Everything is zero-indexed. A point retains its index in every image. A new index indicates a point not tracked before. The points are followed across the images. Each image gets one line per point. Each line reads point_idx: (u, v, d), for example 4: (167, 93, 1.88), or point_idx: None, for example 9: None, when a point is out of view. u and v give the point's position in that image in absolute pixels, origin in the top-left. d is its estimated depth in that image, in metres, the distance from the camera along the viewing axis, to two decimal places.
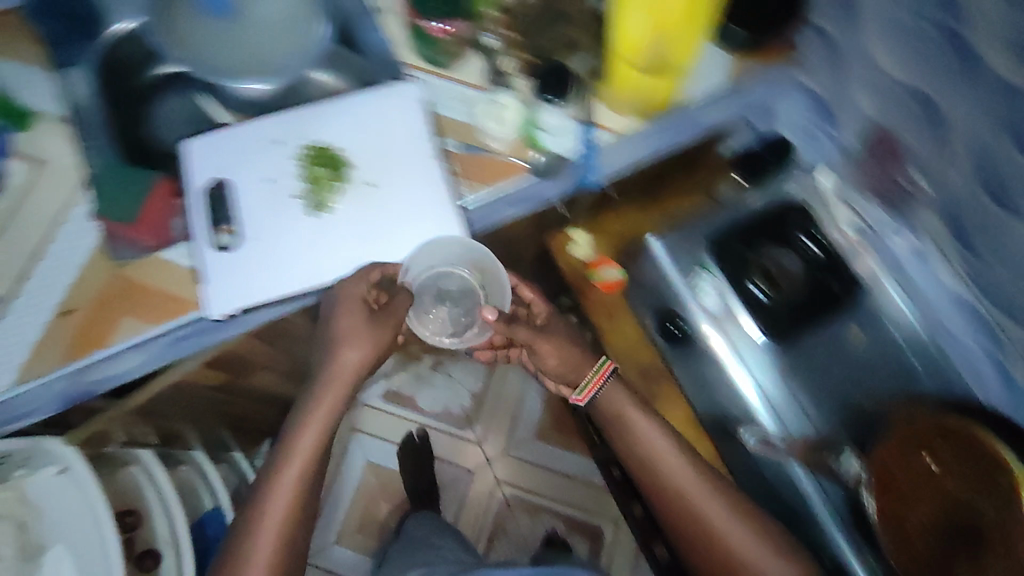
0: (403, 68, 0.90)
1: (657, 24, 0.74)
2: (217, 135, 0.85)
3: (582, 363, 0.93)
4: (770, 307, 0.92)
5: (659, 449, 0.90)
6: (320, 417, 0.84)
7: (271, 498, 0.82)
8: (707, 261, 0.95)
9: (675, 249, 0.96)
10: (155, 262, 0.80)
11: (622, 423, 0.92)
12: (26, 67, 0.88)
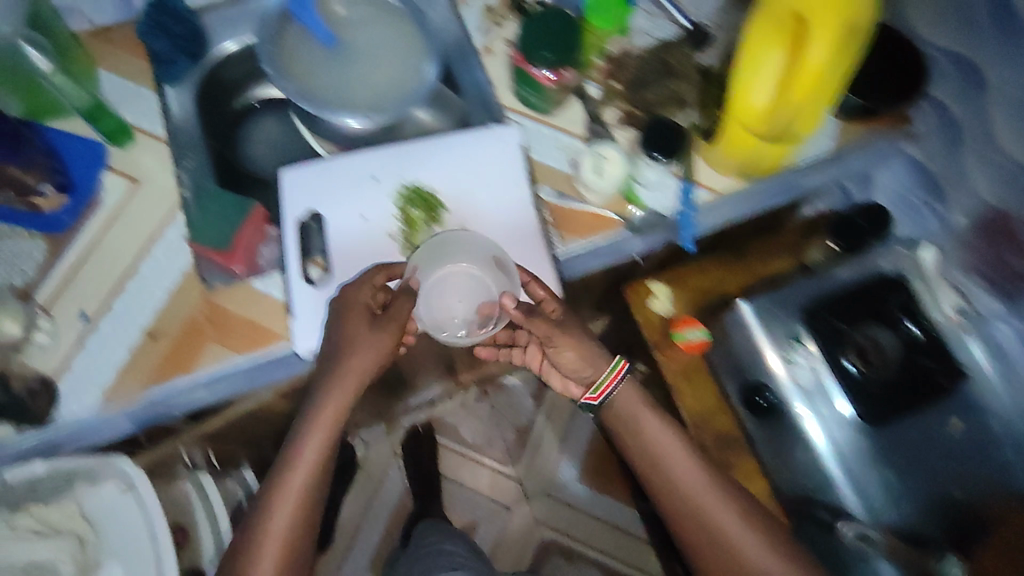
0: (502, 110, 0.89)
1: (791, 93, 0.72)
2: (311, 167, 0.84)
3: (596, 362, 0.84)
4: (865, 384, 0.88)
5: (666, 453, 0.83)
6: (326, 418, 0.74)
7: (278, 501, 0.73)
8: (800, 332, 0.92)
9: (764, 315, 0.92)
10: (245, 291, 0.79)
11: (631, 423, 0.86)
12: (125, 80, 0.87)
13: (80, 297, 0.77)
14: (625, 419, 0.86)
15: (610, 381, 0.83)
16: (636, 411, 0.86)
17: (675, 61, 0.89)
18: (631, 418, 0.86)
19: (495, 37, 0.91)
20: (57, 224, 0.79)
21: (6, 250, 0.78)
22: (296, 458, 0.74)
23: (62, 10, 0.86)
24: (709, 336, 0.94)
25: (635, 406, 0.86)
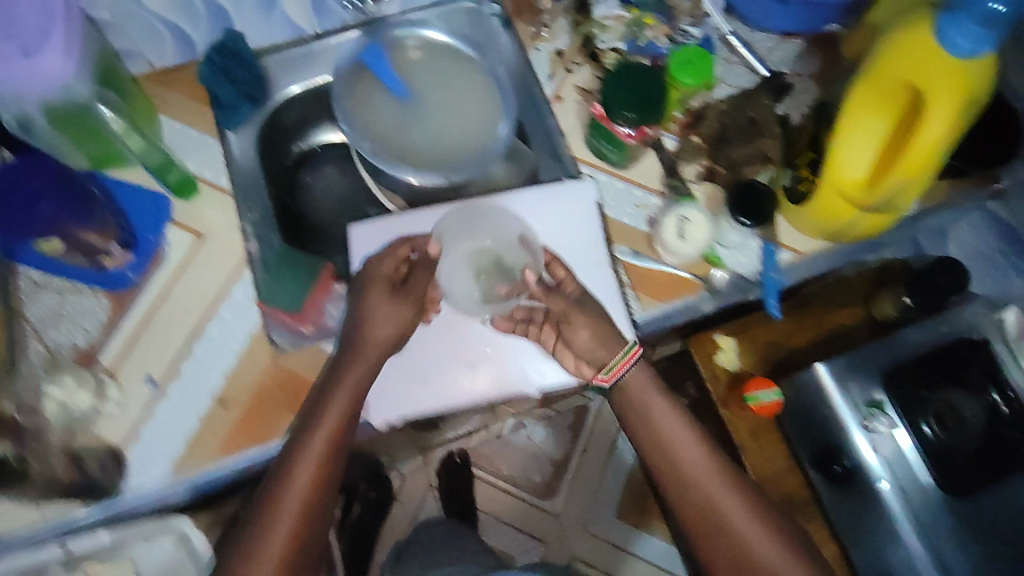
0: (576, 164, 0.86)
1: (905, 170, 0.68)
2: (381, 223, 0.82)
3: (611, 342, 0.76)
4: (946, 453, 0.86)
5: (679, 441, 0.76)
6: (341, 402, 0.71)
7: (285, 492, 0.69)
8: (879, 396, 0.89)
9: (843, 378, 0.90)
10: (317, 356, 0.77)
11: (642, 409, 0.78)
12: (188, 129, 0.84)
13: (146, 359, 0.75)
14: (635, 403, 0.79)
15: (624, 362, 0.76)
16: (648, 395, 0.79)
17: (759, 115, 0.85)
18: (641, 406, 0.79)
19: (566, 84, 0.89)
20: (121, 281, 0.77)
21: (71, 309, 0.76)
22: (305, 446, 0.70)
23: (122, 54, 0.83)
24: (782, 398, 0.91)
25: (646, 390, 0.79)
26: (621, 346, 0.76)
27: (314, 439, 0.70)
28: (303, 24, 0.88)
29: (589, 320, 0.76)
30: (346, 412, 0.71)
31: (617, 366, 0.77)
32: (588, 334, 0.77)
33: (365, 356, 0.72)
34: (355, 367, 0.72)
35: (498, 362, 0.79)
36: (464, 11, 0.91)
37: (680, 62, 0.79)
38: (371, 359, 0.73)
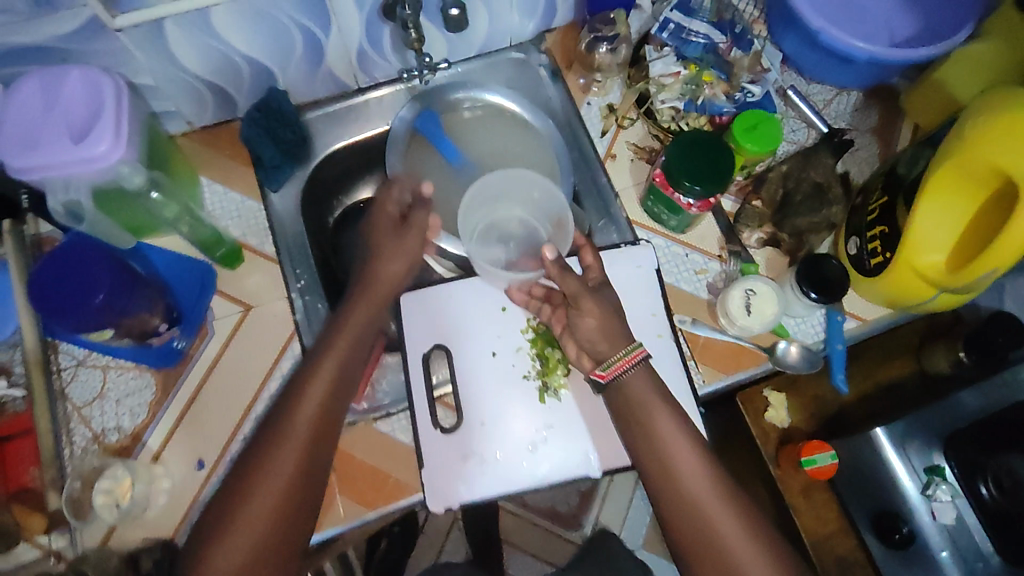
0: (632, 226, 0.83)
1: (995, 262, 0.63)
2: (432, 293, 0.78)
3: (616, 338, 0.68)
4: (1003, 512, 0.86)
5: (686, 457, 0.65)
6: (305, 419, 0.63)
7: (239, 524, 0.58)
8: (938, 462, 0.89)
9: (902, 441, 0.89)
10: (370, 435, 0.75)
11: (643, 423, 0.67)
12: (230, 193, 0.82)
13: (196, 441, 0.73)
14: (631, 414, 0.68)
15: (624, 363, 0.67)
16: (650, 403, 0.67)
17: (822, 178, 0.80)
18: (641, 418, 0.67)
19: (619, 141, 0.85)
20: (167, 359, 0.75)
21: (115, 389, 0.74)
22: (263, 469, 0.60)
23: (162, 115, 0.80)
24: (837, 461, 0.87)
25: (648, 396, 0.67)
26: (627, 343, 0.68)
27: (276, 461, 0.60)
28: (347, 78, 0.85)
29: (601, 309, 0.68)
30: (314, 432, 0.63)
31: (616, 365, 0.67)
32: (597, 324, 0.68)
33: (329, 374, 0.66)
34: (321, 384, 0.65)
35: (557, 446, 0.73)
36: (511, 62, 0.89)
37: (746, 126, 0.76)
38: (332, 376, 0.66)
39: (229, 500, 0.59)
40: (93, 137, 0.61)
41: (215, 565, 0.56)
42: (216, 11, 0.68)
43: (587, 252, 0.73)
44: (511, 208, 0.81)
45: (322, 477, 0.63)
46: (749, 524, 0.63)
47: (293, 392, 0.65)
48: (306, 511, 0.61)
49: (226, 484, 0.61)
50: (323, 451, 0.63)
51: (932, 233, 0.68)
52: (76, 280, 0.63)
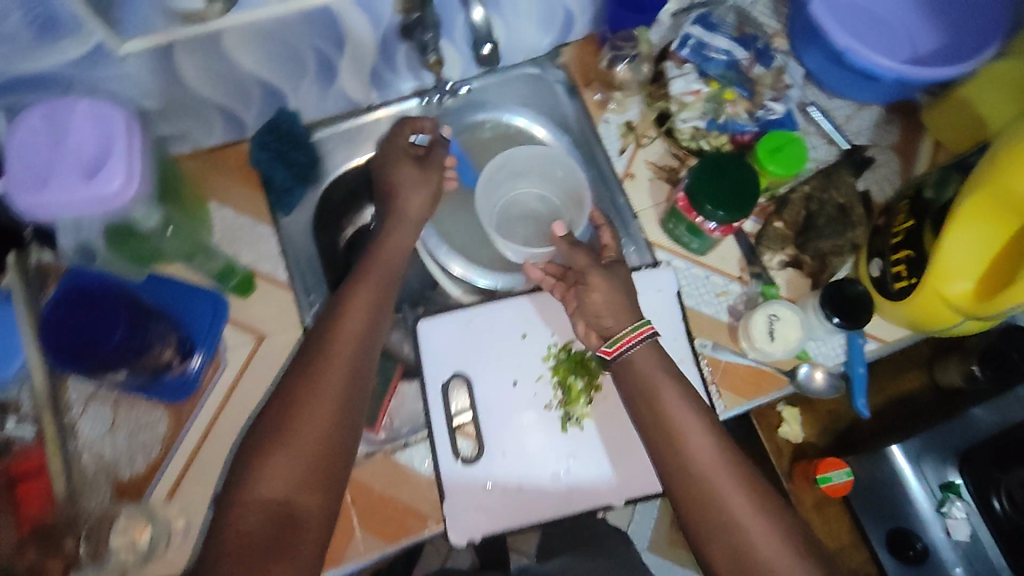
0: (650, 248, 0.82)
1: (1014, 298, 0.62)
2: (451, 317, 0.77)
3: (623, 313, 0.68)
4: (1017, 526, 0.83)
5: (691, 429, 0.63)
6: (334, 377, 0.62)
7: (270, 469, 0.58)
8: (954, 479, 0.87)
9: (916, 457, 0.88)
10: (390, 469, 0.73)
11: (649, 397, 0.66)
12: (241, 219, 0.79)
13: (211, 475, 0.72)
14: (639, 387, 0.66)
15: (631, 339, 0.67)
16: (655, 378, 0.66)
17: (843, 199, 0.80)
18: (648, 389, 0.66)
19: (637, 161, 0.83)
20: (180, 393, 0.73)
21: (127, 424, 0.73)
22: (294, 421, 0.60)
23: (170, 138, 0.77)
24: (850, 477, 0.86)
25: (654, 370, 0.66)
26: (634, 318, 0.68)
27: (306, 413, 0.60)
28: (359, 97, 0.83)
29: (608, 283, 0.70)
30: (343, 389, 0.62)
31: (623, 340, 0.67)
32: (603, 298, 0.69)
33: (352, 341, 0.65)
34: (345, 347, 0.64)
35: (581, 477, 0.73)
36: (526, 78, 0.88)
37: (770, 148, 0.75)
38: (356, 343, 0.65)
39: (259, 449, 0.59)
40: (105, 174, 0.59)
41: (244, 508, 0.56)
42: (229, 32, 0.66)
43: (606, 232, 0.76)
44: (530, 187, 0.87)
45: (350, 433, 0.62)
46: (755, 496, 0.61)
47: (314, 354, 0.64)
48: (337, 463, 0.60)
49: (254, 436, 0.60)
50: (351, 409, 0.62)
51: (960, 260, 0.67)
52: (90, 317, 0.62)
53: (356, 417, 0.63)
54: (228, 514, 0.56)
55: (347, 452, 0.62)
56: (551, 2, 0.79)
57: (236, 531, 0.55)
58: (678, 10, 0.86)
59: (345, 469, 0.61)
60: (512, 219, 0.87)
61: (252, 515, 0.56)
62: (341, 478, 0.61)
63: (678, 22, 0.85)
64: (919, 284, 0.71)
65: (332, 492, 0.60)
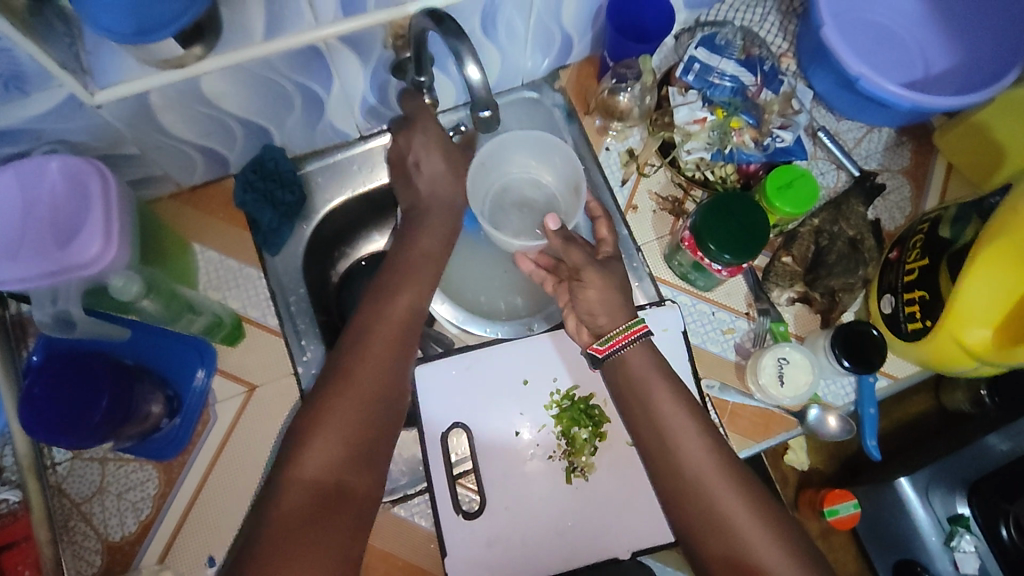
0: (655, 283, 0.79)
1: None
2: (448, 364, 0.75)
3: (617, 311, 0.64)
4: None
5: (681, 428, 0.60)
6: (377, 355, 0.61)
7: (317, 442, 0.56)
8: (962, 510, 0.83)
9: (924, 490, 0.84)
10: (388, 523, 0.72)
11: (639, 396, 0.62)
12: (227, 260, 0.77)
13: (204, 535, 0.70)
14: (626, 382, 0.63)
15: (623, 338, 0.62)
16: (650, 378, 0.62)
17: (854, 231, 0.77)
18: (638, 385, 0.62)
19: (640, 191, 0.81)
20: (167, 449, 0.71)
21: (116, 483, 0.70)
22: (339, 396, 0.58)
23: (149, 180, 0.74)
24: (859, 507, 0.85)
25: (646, 367, 0.62)
26: (628, 317, 0.63)
27: (350, 389, 0.58)
28: (349, 130, 0.79)
29: (603, 279, 0.64)
30: (386, 368, 0.61)
31: (613, 340, 0.63)
32: (598, 294, 0.64)
33: (392, 321, 0.63)
34: (386, 327, 0.63)
35: (586, 528, 0.71)
36: (525, 102, 0.84)
37: (779, 185, 0.72)
38: (396, 325, 0.63)
39: (304, 425, 0.57)
40: (82, 241, 0.56)
41: (291, 483, 0.54)
42: (208, 79, 0.61)
43: (603, 225, 0.71)
44: (521, 175, 0.81)
45: (393, 412, 0.60)
46: (748, 496, 0.57)
47: (354, 335, 0.62)
48: (380, 439, 0.59)
49: (299, 413, 0.58)
50: (394, 388, 0.61)
51: (978, 305, 0.65)
52: (78, 389, 0.59)
53: (399, 396, 0.61)
54: (274, 489, 0.54)
55: (390, 433, 0.60)
56: (548, 28, 0.74)
57: (282, 504, 0.52)
58: (682, 29, 0.82)
59: (387, 449, 0.59)
60: (505, 209, 0.81)
61: (298, 489, 0.53)
62: (383, 456, 0.59)
63: (682, 44, 0.82)
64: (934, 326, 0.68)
65: (377, 469, 0.58)
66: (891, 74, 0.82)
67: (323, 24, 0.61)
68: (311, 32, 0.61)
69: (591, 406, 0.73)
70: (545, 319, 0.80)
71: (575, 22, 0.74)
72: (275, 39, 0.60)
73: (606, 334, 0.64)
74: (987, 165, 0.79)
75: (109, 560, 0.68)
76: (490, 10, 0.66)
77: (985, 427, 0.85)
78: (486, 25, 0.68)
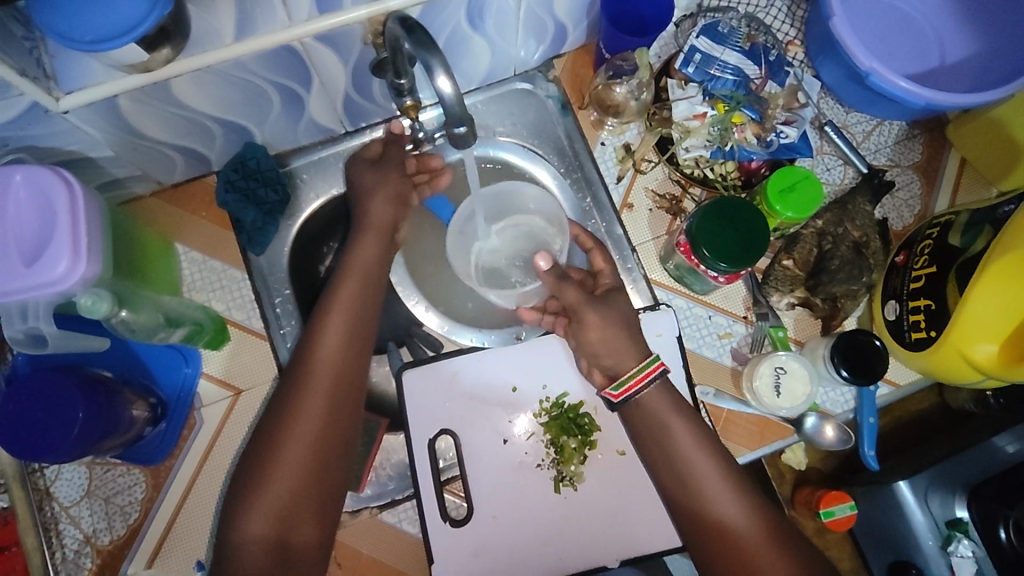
0: (652, 285, 0.76)
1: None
2: (436, 368, 0.73)
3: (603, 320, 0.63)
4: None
5: (702, 473, 0.59)
6: (318, 405, 0.60)
7: (255, 506, 0.57)
8: (961, 515, 0.73)
9: (920, 492, 0.74)
10: (376, 528, 0.72)
11: (658, 436, 0.61)
12: (209, 261, 0.75)
13: (191, 540, 0.70)
14: (643, 419, 0.62)
15: (639, 381, 0.61)
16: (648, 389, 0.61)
17: (859, 233, 0.74)
18: (653, 422, 0.61)
19: (635, 189, 0.78)
20: (153, 454, 0.70)
21: (103, 487, 0.70)
22: (279, 459, 0.58)
23: (128, 180, 0.72)
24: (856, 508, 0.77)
25: (657, 396, 0.61)
26: (641, 357, 0.62)
27: (290, 450, 0.59)
28: (333, 125, 0.76)
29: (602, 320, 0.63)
30: (328, 420, 0.60)
31: (629, 385, 0.61)
32: (603, 329, 0.63)
33: (333, 364, 0.62)
34: (325, 375, 0.61)
35: (574, 538, 0.70)
36: (517, 94, 0.79)
37: (781, 188, 0.68)
38: (335, 371, 0.62)
39: (247, 489, 0.58)
40: (48, 259, 0.54)
41: (240, 550, 0.56)
42: (179, 83, 0.57)
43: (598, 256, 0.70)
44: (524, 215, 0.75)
45: (340, 457, 0.61)
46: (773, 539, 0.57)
47: (293, 386, 0.61)
48: (326, 487, 0.60)
49: (243, 473, 0.59)
50: (337, 436, 0.61)
51: (985, 319, 0.62)
52: (50, 410, 0.58)
53: (344, 440, 0.61)
54: (226, 553, 0.57)
55: (339, 479, 0.61)
56: (541, 17, 0.69)
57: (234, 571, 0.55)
58: (684, 15, 0.78)
59: (337, 493, 0.61)
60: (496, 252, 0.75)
61: (248, 555, 0.56)
62: (331, 502, 0.60)
63: (683, 30, 0.78)
64: (939, 337, 0.66)
65: (322, 518, 0.60)
66: (907, 64, 0.77)
67: (298, 22, 0.56)
68: (285, 31, 0.56)
69: (580, 416, 0.72)
70: (533, 328, 0.77)
71: (568, 10, 0.70)
72: (243, 40, 0.56)
73: (620, 378, 0.62)
74: (1001, 161, 0.75)
75: (99, 564, 0.69)
76: (476, 2, 0.62)
77: (989, 427, 0.76)
78: (473, 18, 0.64)
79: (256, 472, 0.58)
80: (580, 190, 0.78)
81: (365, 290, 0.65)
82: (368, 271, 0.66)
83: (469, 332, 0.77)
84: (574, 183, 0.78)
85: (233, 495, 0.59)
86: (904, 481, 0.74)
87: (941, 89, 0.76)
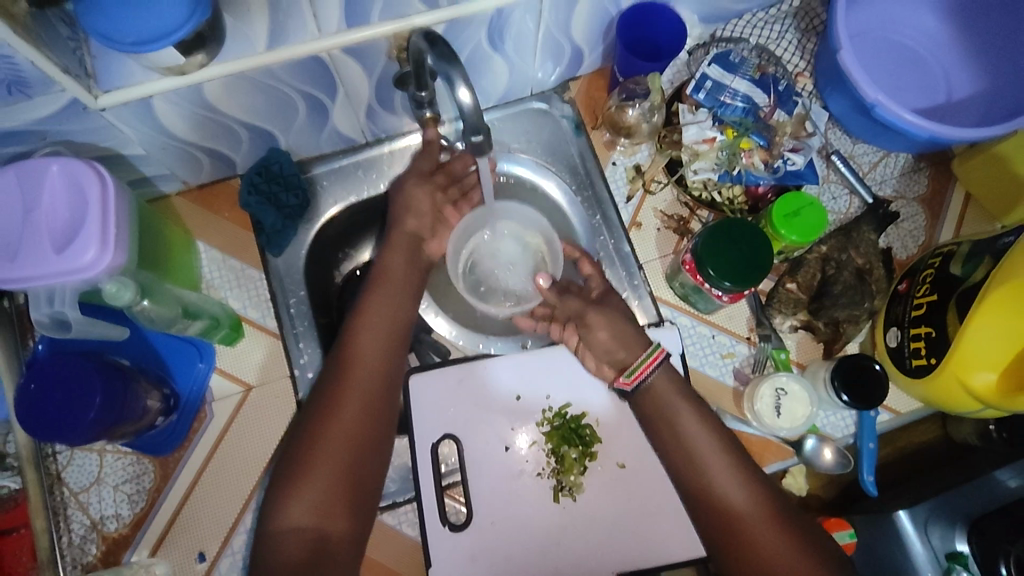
0: (656, 303, 0.78)
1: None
2: (442, 373, 0.75)
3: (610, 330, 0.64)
4: None
5: (724, 480, 0.59)
6: (354, 405, 0.62)
7: (295, 498, 0.58)
8: (961, 548, 0.71)
9: (921, 521, 0.72)
10: (377, 529, 0.73)
11: (671, 435, 0.62)
12: (230, 260, 0.78)
13: (197, 531, 0.71)
14: (660, 420, 0.62)
15: (648, 366, 0.62)
16: (662, 384, 0.63)
17: (863, 260, 0.76)
18: (671, 429, 0.61)
19: (644, 209, 0.80)
20: (163, 445, 0.72)
21: (112, 474, 0.71)
22: (316, 454, 0.60)
23: (156, 179, 0.75)
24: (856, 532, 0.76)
25: (674, 397, 0.62)
26: (646, 346, 0.64)
27: (327, 446, 0.60)
28: (354, 134, 0.79)
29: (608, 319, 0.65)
30: (360, 419, 0.62)
31: (639, 370, 0.63)
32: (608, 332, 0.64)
33: (369, 366, 0.64)
34: (359, 379, 0.63)
35: (571, 549, 0.71)
36: (533, 113, 0.81)
37: (786, 213, 0.70)
38: (369, 372, 0.64)
39: (285, 484, 0.59)
40: (77, 247, 0.56)
41: (279, 541, 0.57)
42: (214, 88, 0.61)
43: (587, 262, 0.73)
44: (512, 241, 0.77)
45: (374, 458, 0.62)
46: (791, 540, 0.57)
47: (328, 388, 0.63)
48: (362, 485, 0.61)
49: (281, 468, 0.60)
50: (371, 436, 0.62)
51: (988, 347, 0.63)
52: (70, 393, 0.60)
53: (378, 440, 0.63)
54: (265, 546, 0.58)
55: (372, 477, 0.62)
56: (559, 39, 0.72)
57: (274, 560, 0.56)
58: (697, 45, 0.82)
59: (369, 493, 0.62)
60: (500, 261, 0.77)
61: (286, 547, 0.57)
62: (365, 499, 0.61)
63: (696, 59, 0.81)
64: (940, 364, 0.67)
65: (357, 515, 0.60)
66: (913, 98, 0.79)
67: (326, 35, 0.59)
68: (313, 43, 0.59)
69: (582, 426, 0.73)
70: (539, 337, 0.79)
71: (585, 34, 0.73)
72: (276, 49, 0.59)
73: (631, 366, 0.64)
74: (1004, 196, 0.77)
75: (103, 550, 0.70)
76: (496, 23, 0.64)
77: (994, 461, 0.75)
78: (492, 38, 0.67)
79: (291, 467, 0.60)
80: (592, 208, 0.80)
81: (391, 294, 0.68)
82: (388, 275, 0.69)
83: (472, 339, 0.80)
84: (586, 200, 0.80)
85: (271, 488, 0.60)
86: (905, 512, 0.72)
87: (947, 123, 0.78)
